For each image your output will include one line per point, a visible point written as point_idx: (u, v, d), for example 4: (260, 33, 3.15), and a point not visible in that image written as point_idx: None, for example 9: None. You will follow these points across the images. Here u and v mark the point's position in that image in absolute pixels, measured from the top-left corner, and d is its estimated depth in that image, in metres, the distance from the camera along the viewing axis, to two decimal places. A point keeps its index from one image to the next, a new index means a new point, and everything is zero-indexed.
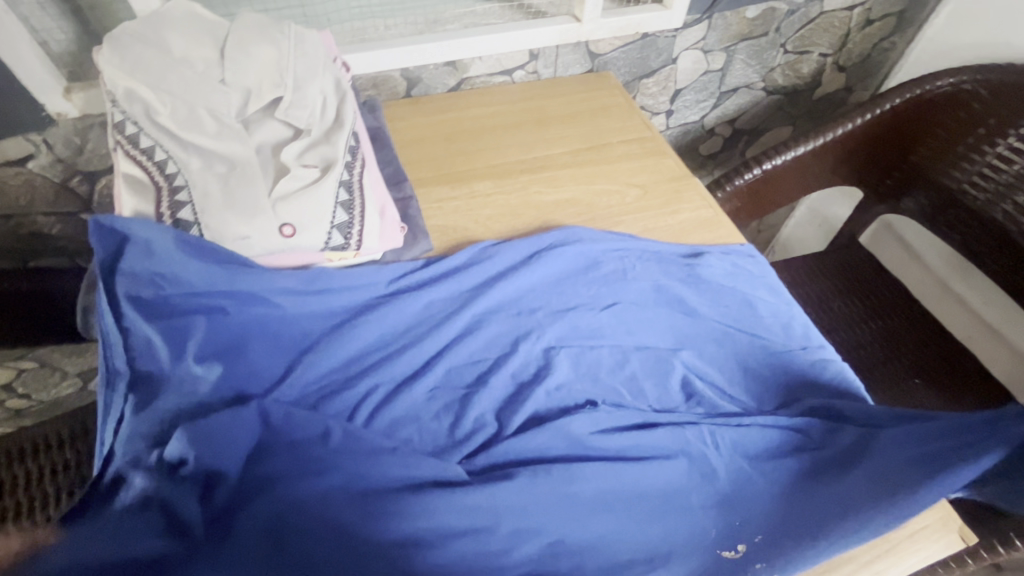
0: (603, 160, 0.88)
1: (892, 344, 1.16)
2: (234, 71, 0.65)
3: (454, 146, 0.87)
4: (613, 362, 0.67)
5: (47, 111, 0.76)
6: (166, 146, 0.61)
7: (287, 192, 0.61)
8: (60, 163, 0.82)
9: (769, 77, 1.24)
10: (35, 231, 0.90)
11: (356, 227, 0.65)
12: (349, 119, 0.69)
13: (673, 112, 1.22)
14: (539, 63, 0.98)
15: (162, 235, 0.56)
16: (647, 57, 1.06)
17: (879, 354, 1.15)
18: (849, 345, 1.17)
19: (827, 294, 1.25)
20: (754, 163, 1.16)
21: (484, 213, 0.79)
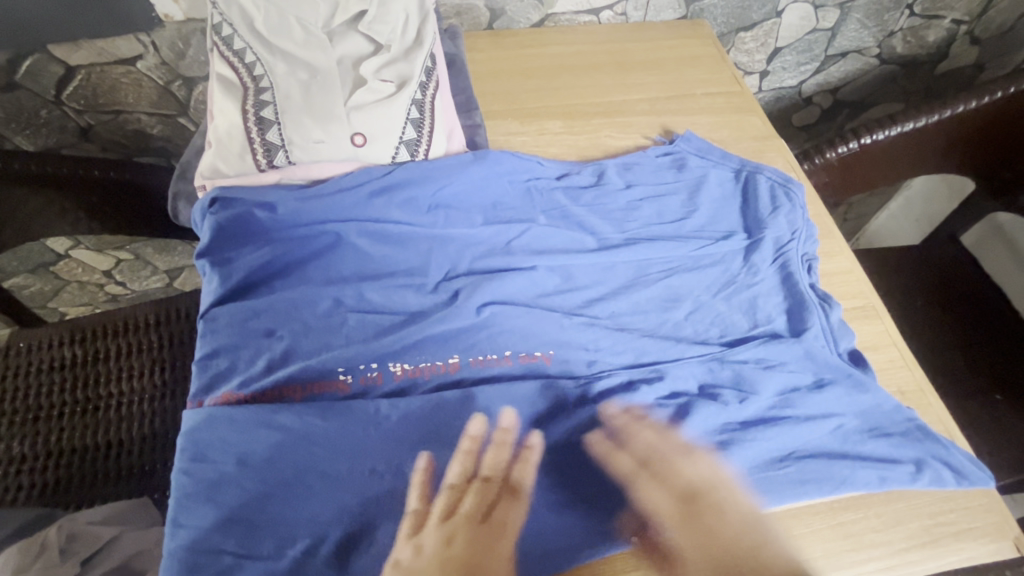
0: (684, 112, 0.83)
1: (973, 353, 1.09)
2: None
3: (529, 82, 0.85)
4: (660, 320, 0.63)
5: (157, 12, 0.81)
6: (255, 50, 0.64)
7: (363, 103, 0.63)
8: (164, 66, 0.88)
9: (886, 42, 1.12)
10: (139, 129, 0.98)
11: (424, 145, 0.67)
12: (429, 40, 0.68)
13: (769, 73, 1.13)
14: (628, 4, 0.93)
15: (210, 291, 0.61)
16: (749, 7, 0.98)
17: (961, 361, 1.09)
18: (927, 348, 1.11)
19: (911, 291, 1.19)
20: (852, 136, 1.06)
21: (552, 151, 0.77)
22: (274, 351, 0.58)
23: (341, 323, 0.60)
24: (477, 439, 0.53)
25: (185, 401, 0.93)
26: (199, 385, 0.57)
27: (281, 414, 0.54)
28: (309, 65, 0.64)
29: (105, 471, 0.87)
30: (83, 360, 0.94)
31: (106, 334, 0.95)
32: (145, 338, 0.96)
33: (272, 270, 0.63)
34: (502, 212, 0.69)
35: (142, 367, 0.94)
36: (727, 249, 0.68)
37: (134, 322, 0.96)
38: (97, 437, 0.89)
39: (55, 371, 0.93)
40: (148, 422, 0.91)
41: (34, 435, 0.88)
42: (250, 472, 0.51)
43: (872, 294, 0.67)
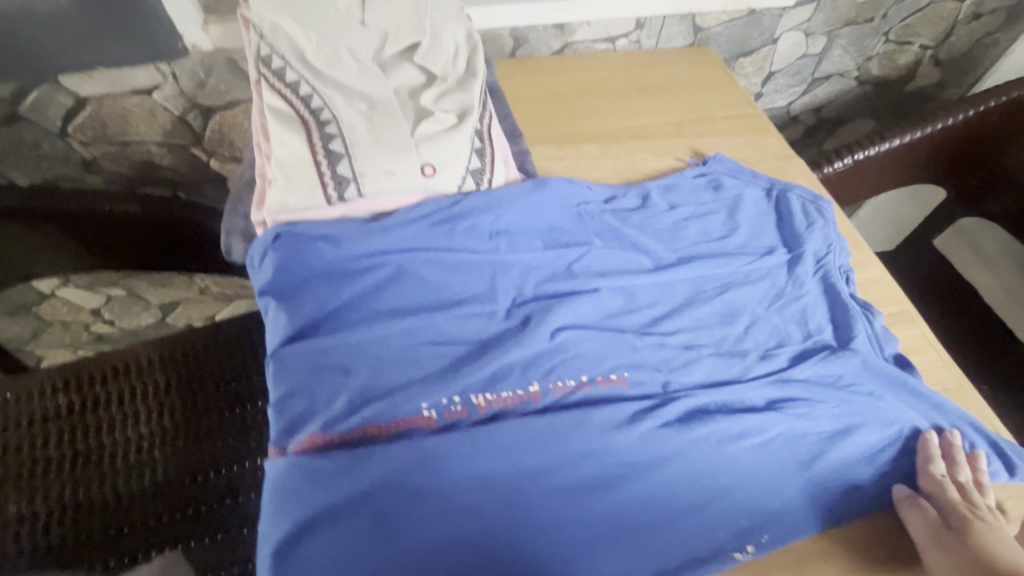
0: (707, 134, 0.88)
1: (959, 347, 1.18)
2: (374, 12, 0.67)
3: (560, 108, 0.87)
4: (727, 336, 0.65)
5: (184, 42, 0.78)
6: (309, 81, 0.64)
7: (430, 133, 0.62)
8: (183, 96, 0.85)
9: (865, 66, 1.22)
10: (148, 160, 0.93)
11: (487, 174, 0.67)
12: (481, 70, 0.69)
13: (763, 95, 1.20)
14: (643, 33, 0.98)
15: (277, 331, 0.59)
16: (750, 35, 1.05)
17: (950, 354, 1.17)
18: None
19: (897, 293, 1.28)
20: (845, 152, 1.13)
21: (592, 175, 0.80)
22: (354, 388, 0.56)
23: (418, 357, 0.59)
24: (573, 469, 0.53)
25: (197, 445, 0.83)
26: (277, 430, 0.55)
27: (372, 455, 0.52)
28: (367, 97, 0.64)
29: (113, 529, 0.77)
30: (80, 408, 0.82)
31: (105, 377, 0.84)
32: (151, 380, 0.85)
33: (337, 303, 0.61)
34: (558, 236, 0.70)
35: (149, 411, 0.84)
36: (772, 263, 0.72)
37: (137, 362, 0.85)
38: (101, 490, 0.78)
39: (48, 421, 0.81)
40: (160, 471, 0.81)
41: (29, 497, 0.77)
42: (343, 519, 0.49)
43: (905, 299, 0.72)
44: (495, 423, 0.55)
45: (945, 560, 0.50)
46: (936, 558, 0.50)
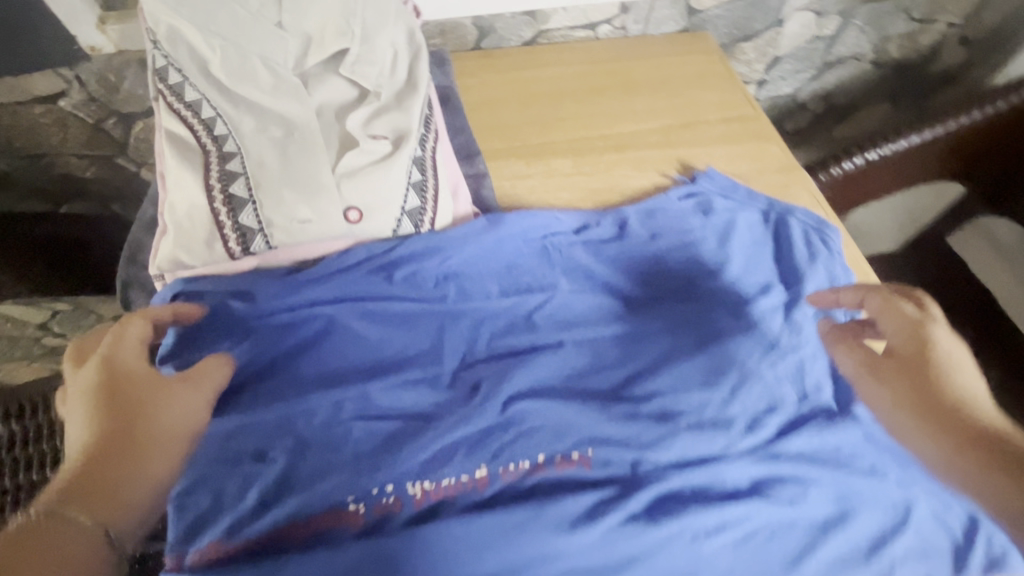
0: (698, 141, 0.77)
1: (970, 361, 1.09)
2: (293, 12, 0.55)
3: (529, 112, 0.76)
4: (710, 401, 0.56)
5: (80, 45, 0.66)
6: (214, 102, 0.53)
7: (355, 168, 0.51)
8: (94, 103, 0.74)
9: (883, 47, 1.08)
10: (67, 173, 0.83)
11: (429, 214, 0.55)
12: (423, 81, 0.58)
13: (767, 82, 1.07)
14: (628, 17, 0.85)
15: None
16: (753, 17, 0.91)
17: None
18: None
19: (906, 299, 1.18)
20: (856, 150, 1.01)
21: (563, 197, 0.69)
22: (268, 478, 0.49)
23: (347, 437, 0.51)
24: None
25: None
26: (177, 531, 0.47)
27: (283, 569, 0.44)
28: (282, 120, 0.53)
29: None
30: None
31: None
32: None
33: (257, 370, 0.54)
34: (518, 278, 0.61)
35: None
36: (766, 306, 0.62)
37: None
38: None
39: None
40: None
41: None
42: None
43: None
44: (433, 520, 0.48)
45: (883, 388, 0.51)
46: (885, 377, 0.51)
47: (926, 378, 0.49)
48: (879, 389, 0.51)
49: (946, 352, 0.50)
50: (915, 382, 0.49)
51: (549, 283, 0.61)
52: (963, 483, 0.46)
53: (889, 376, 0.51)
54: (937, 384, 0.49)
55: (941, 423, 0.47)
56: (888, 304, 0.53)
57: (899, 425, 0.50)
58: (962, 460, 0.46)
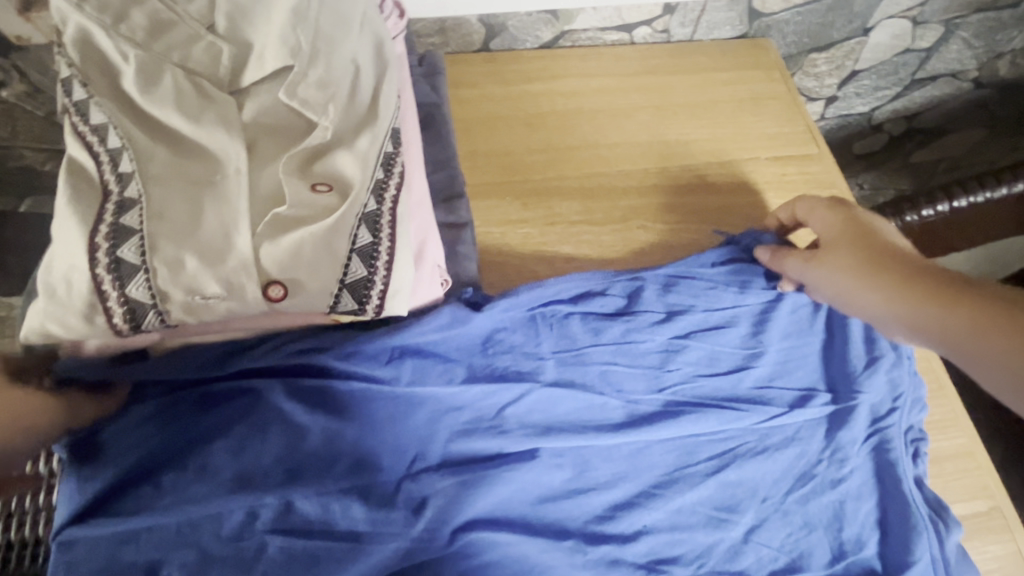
0: (741, 186, 0.62)
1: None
2: (235, 19, 0.45)
3: (536, 137, 0.62)
4: (713, 546, 0.45)
5: (6, 33, 0.56)
6: (122, 127, 0.42)
7: (280, 227, 0.40)
8: (41, 94, 0.65)
9: (991, 64, 0.88)
10: (26, 166, 0.75)
11: (379, 285, 0.43)
12: (389, 110, 0.46)
13: (837, 99, 0.89)
14: (673, 19, 0.69)
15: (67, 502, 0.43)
16: (830, 24, 0.74)
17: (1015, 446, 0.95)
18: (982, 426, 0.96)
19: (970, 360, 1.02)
20: (943, 195, 0.82)
21: (562, 251, 0.57)
22: None
23: (257, 557, 0.41)
24: None
25: None
26: None
27: None
28: (201, 160, 0.42)
29: None
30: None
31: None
32: None
33: (158, 460, 0.44)
34: (490, 358, 0.49)
35: None
36: (806, 420, 0.49)
37: None
38: None
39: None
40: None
41: None
42: None
43: (1000, 491, 0.49)
44: None
45: (841, 255, 0.47)
46: (825, 256, 0.48)
47: (867, 241, 0.47)
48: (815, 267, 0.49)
49: (878, 223, 0.49)
50: (859, 250, 0.47)
51: (530, 368, 0.49)
52: (923, 332, 0.42)
53: (834, 253, 0.48)
54: (922, 291, 0.42)
55: (889, 265, 0.45)
56: (818, 201, 0.52)
57: (845, 284, 0.47)
58: (917, 302, 0.42)
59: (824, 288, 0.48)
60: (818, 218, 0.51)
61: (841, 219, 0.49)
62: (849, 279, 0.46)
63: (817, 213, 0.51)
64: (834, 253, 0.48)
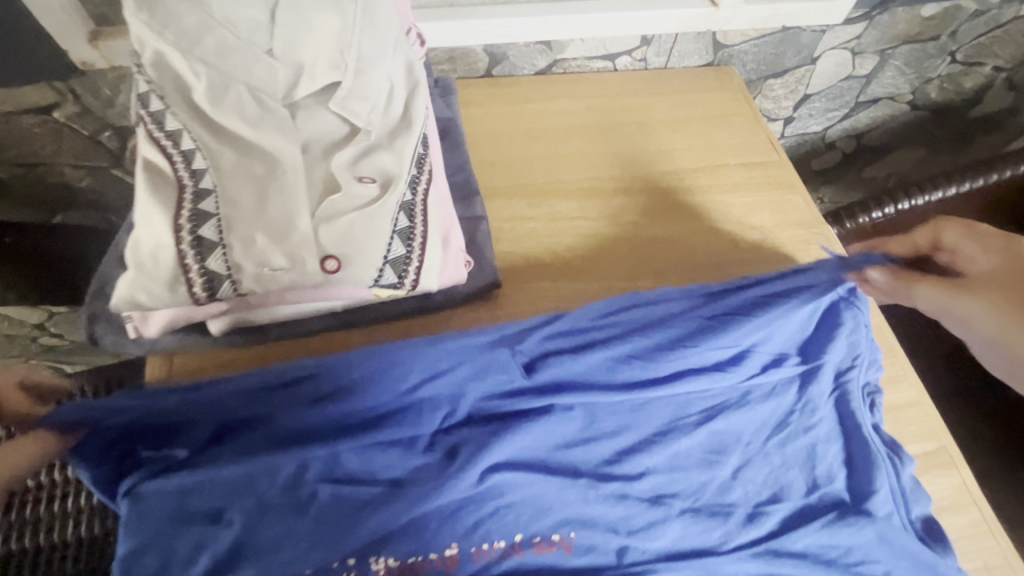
0: (715, 187, 0.72)
1: None
2: (286, 41, 0.52)
3: (536, 148, 0.72)
4: (707, 481, 0.52)
5: (70, 58, 0.64)
6: (195, 133, 0.49)
7: (335, 212, 0.48)
8: (89, 115, 0.72)
9: (922, 89, 1.02)
10: (63, 183, 0.81)
11: (415, 263, 0.51)
12: (419, 118, 0.55)
13: (794, 119, 1.01)
14: (649, 50, 0.80)
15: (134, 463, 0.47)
16: (783, 54, 0.86)
17: None
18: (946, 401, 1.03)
19: None
20: (888, 200, 0.94)
21: (564, 242, 0.65)
22: (220, 546, 0.45)
23: (304, 503, 0.46)
24: None
25: None
26: None
27: None
28: (262, 157, 0.49)
29: None
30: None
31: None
32: None
33: (214, 426, 0.49)
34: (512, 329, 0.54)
35: None
36: (782, 377, 0.56)
37: None
38: None
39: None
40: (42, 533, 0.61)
41: None
42: None
43: (945, 434, 0.57)
44: None
45: (995, 295, 0.53)
46: (977, 291, 0.54)
47: None
48: (982, 300, 0.53)
49: None
50: None
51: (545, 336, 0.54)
52: None
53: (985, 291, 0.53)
54: None
55: None
56: (976, 230, 0.57)
57: (996, 321, 0.52)
58: None
59: (978, 324, 0.53)
60: (973, 256, 0.56)
61: (983, 257, 0.56)
62: (1005, 316, 0.52)
63: (958, 247, 0.57)
64: (982, 290, 0.54)
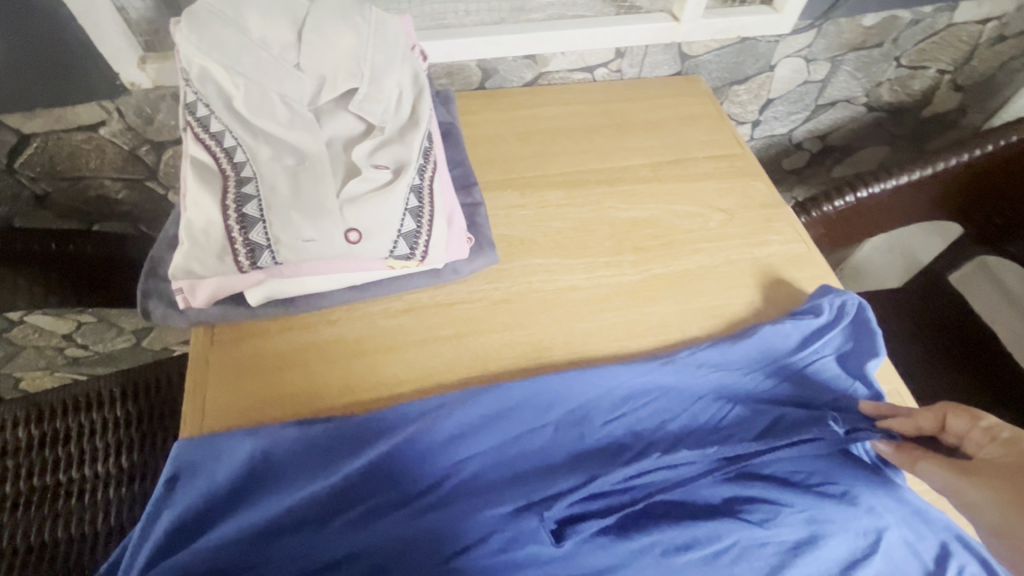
0: (687, 177, 0.81)
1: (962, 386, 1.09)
2: (310, 56, 0.61)
3: (527, 147, 0.81)
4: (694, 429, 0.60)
5: (121, 80, 0.74)
6: (235, 132, 0.58)
7: (357, 194, 0.57)
8: (130, 131, 0.81)
9: (875, 91, 1.13)
10: (102, 194, 0.90)
11: (424, 237, 0.60)
12: (425, 117, 0.64)
13: (761, 122, 1.12)
14: (624, 62, 0.90)
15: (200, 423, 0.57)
16: (744, 62, 0.96)
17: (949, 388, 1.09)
18: (912, 371, 1.11)
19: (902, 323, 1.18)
20: (848, 189, 1.04)
21: (555, 225, 0.74)
22: (273, 480, 0.53)
23: (335, 446, 0.54)
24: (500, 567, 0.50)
25: (128, 495, 0.77)
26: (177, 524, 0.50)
27: (285, 548, 0.50)
28: (295, 151, 0.58)
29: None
30: (39, 444, 0.78)
31: (63, 411, 0.80)
32: (95, 420, 0.80)
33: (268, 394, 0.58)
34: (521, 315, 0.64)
35: (90, 452, 0.79)
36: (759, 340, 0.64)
37: (97, 397, 0.81)
38: (40, 533, 0.73)
39: (9, 456, 0.78)
40: (112, 513, 0.75)
41: None
42: None
43: (896, 378, 0.66)
44: (425, 515, 0.51)
45: (1001, 493, 0.51)
46: (979, 479, 0.53)
47: None
48: (986, 487, 0.52)
49: None
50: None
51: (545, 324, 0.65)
52: None
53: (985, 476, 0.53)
54: None
55: None
56: (978, 416, 0.57)
57: (1003, 513, 0.51)
58: None
59: (987, 517, 0.52)
60: (972, 441, 0.56)
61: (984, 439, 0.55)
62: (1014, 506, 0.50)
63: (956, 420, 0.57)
64: (980, 490, 0.52)
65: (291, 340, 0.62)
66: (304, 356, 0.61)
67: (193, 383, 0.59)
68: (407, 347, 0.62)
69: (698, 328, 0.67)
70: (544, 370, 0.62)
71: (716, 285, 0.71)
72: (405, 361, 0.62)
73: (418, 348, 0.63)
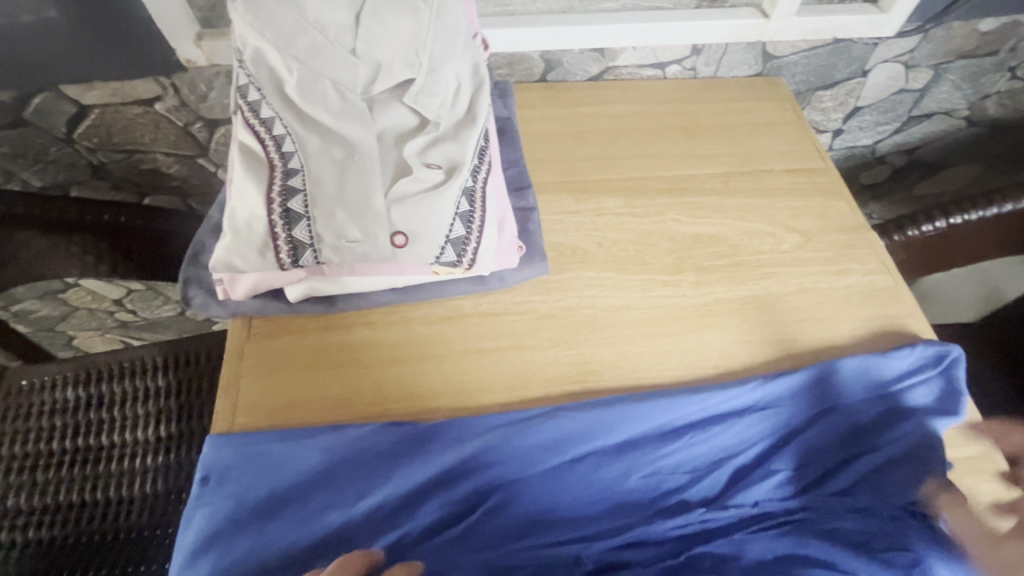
0: (760, 191, 0.74)
1: None
2: (367, 41, 0.58)
3: (586, 148, 0.76)
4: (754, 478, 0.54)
5: (178, 56, 0.73)
6: (285, 119, 0.55)
7: (406, 194, 0.53)
8: (185, 108, 0.80)
9: (979, 105, 1.01)
10: (154, 168, 0.90)
11: (473, 243, 0.55)
12: (482, 113, 0.60)
13: (843, 132, 1.02)
14: (699, 59, 0.83)
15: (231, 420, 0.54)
16: (833, 66, 0.87)
17: None
18: None
19: None
20: (939, 214, 0.93)
21: (611, 236, 0.68)
22: (303, 487, 0.50)
23: (368, 462, 0.51)
24: None
25: (170, 464, 0.75)
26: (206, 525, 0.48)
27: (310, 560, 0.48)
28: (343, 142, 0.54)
29: (81, 538, 0.70)
30: (86, 406, 0.78)
31: (109, 376, 0.79)
32: (135, 387, 0.79)
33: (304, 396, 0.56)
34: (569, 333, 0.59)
35: (131, 419, 0.77)
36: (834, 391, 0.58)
37: (139, 365, 0.79)
38: (89, 494, 0.73)
39: (57, 415, 0.77)
40: (151, 480, 0.74)
41: (35, 488, 0.73)
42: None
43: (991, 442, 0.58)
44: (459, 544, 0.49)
45: None
46: None
47: None
48: None
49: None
50: None
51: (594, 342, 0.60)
52: None
53: None
54: None
55: None
56: None
57: None
58: None
59: None
60: None
61: None
62: None
63: None
64: None
65: (328, 339, 0.59)
66: (339, 358, 0.58)
67: (227, 376, 0.57)
68: (445, 356, 0.59)
69: (761, 363, 0.61)
70: (588, 395, 0.58)
71: (785, 315, 0.64)
72: (442, 373, 0.58)
73: (456, 359, 0.59)
